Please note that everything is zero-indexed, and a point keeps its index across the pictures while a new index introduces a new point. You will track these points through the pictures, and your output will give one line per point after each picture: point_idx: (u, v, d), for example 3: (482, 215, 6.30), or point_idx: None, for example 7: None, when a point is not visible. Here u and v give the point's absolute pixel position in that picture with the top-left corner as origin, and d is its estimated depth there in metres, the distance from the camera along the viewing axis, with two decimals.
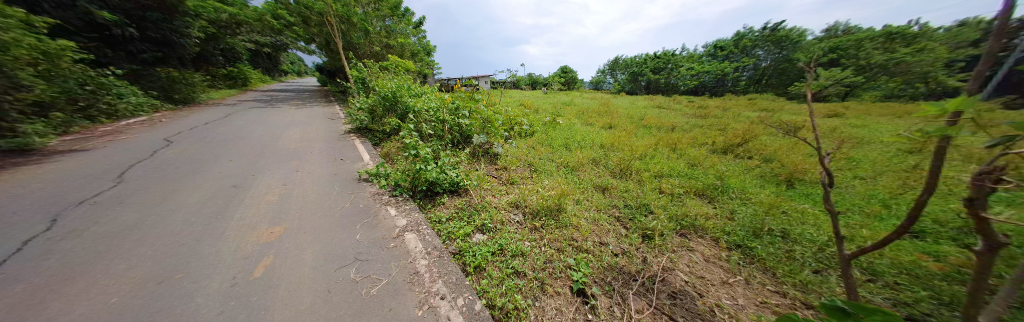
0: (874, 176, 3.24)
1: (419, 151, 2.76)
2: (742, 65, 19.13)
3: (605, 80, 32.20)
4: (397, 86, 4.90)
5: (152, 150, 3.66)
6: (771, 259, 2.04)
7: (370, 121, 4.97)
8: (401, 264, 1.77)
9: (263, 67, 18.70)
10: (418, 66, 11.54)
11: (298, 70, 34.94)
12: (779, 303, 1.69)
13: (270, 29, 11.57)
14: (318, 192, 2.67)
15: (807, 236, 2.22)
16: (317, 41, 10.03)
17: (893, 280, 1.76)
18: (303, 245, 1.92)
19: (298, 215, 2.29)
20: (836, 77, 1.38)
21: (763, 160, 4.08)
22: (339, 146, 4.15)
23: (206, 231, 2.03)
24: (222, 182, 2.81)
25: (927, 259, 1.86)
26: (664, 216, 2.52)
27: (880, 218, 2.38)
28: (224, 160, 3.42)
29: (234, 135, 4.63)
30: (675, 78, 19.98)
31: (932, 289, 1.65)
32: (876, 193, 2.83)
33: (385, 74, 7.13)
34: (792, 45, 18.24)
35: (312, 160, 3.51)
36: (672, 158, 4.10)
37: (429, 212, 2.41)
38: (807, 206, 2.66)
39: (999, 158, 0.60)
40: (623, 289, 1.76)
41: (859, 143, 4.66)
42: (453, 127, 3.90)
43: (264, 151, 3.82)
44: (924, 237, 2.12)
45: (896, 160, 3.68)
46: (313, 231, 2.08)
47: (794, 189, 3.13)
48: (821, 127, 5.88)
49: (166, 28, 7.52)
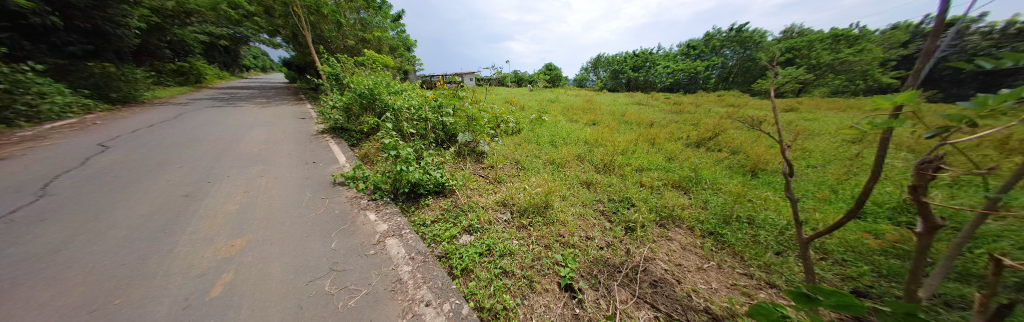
0: (824, 164, 3.62)
1: (400, 151, 2.60)
2: (712, 63, 20.44)
3: (587, 78, 33.02)
4: (375, 83, 4.63)
5: (84, 158, 3.19)
6: (739, 244, 2.20)
7: (345, 120, 4.70)
8: (381, 272, 1.69)
9: (221, 62, 16.97)
10: (398, 62, 11.08)
11: (263, 66, 31.78)
12: (746, 285, 1.85)
13: (227, 21, 10.49)
14: (287, 200, 2.45)
15: (769, 221, 2.42)
16: (282, 34, 9.25)
17: (841, 257, 1.97)
18: (271, 257, 1.77)
19: (263, 225, 2.10)
20: (792, 76, 1.51)
21: (730, 152, 4.41)
22: (311, 148, 3.85)
23: (153, 248, 1.80)
24: (172, 191, 2.51)
25: (869, 237, 2.11)
26: (645, 208, 2.63)
27: (829, 202, 2.66)
28: (174, 167, 3.06)
29: (186, 138, 4.15)
30: (652, 76, 20.92)
31: (873, 263, 1.88)
32: (826, 179, 3.16)
33: (361, 70, 6.75)
34: (754, 45, 19.77)
35: (280, 164, 3.23)
36: (652, 152, 4.29)
37: (413, 215, 2.32)
38: (769, 194, 2.90)
39: (935, 149, 0.66)
40: (608, 281, 1.81)
41: (812, 134, 5.16)
42: (436, 126, 3.81)
43: (222, 155, 3.46)
44: (867, 217, 2.40)
45: (840, 150, 4.13)
46: (283, 241, 1.93)
47: (758, 178, 3.41)
48: (780, 120, 6.43)
49: (98, 17, 6.62)
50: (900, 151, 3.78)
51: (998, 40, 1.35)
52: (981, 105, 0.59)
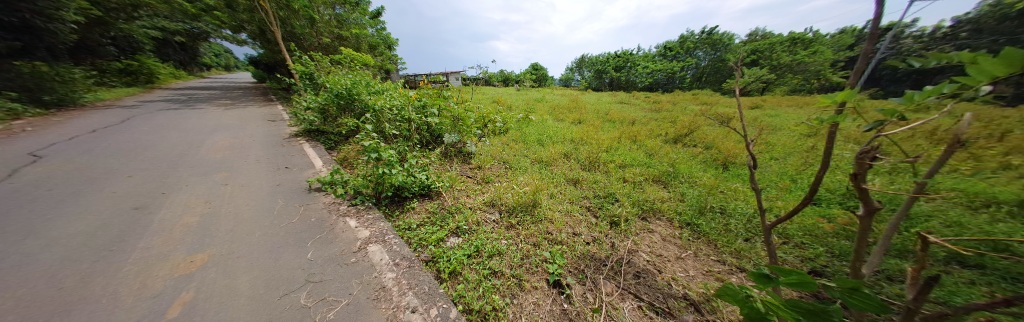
0: (785, 156, 3.95)
1: (381, 154, 2.48)
2: (687, 64, 21.61)
3: (572, 78, 33.61)
4: (353, 83, 4.41)
5: (9, 169, 2.79)
6: (713, 233, 2.35)
7: (321, 122, 4.44)
8: (363, 281, 1.62)
9: (176, 59, 15.40)
10: (378, 61, 10.68)
11: (226, 64, 29.12)
12: (720, 270, 1.98)
13: (183, 15, 9.55)
14: (255, 209, 2.28)
15: (738, 210, 2.60)
16: (248, 29, 8.58)
17: (800, 240, 2.15)
18: (238, 271, 1.64)
19: (228, 236, 1.94)
20: (757, 75, 1.61)
21: (704, 147, 4.69)
22: (283, 153, 3.60)
23: (95, 269, 1.61)
24: (120, 204, 2.25)
25: (824, 221, 2.32)
26: (628, 203, 2.72)
27: (789, 190, 2.90)
28: (121, 176, 2.74)
29: (136, 144, 3.73)
30: (633, 75, 21.71)
31: (827, 245, 2.08)
32: (787, 170, 3.45)
33: (338, 69, 6.42)
34: (724, 47, 21.17)
35: (247, 171, 2.99)
36: (633, 149, 4.46)
37: (398, 220, 2.24)
38: (738, 185, 3.12)
39: (873, 140, 0.73)
40: (595, 275, 1.86)
41: (774, 129, 5.63)
42: (421, 127, 3.73)
43: (179, 162, 3.15)
44: (821, 203, 2.65)
45: (798, 143, 4.54)
46: (252, 253, 1.79)
47: (728, 171, 3.66)
48: (747, 117, 6.94)
49: (23, 10, 5.83)
50: (847, 143, 4.22)
51: (928, 43, 1.53)
52: (910, 100, 0.66)
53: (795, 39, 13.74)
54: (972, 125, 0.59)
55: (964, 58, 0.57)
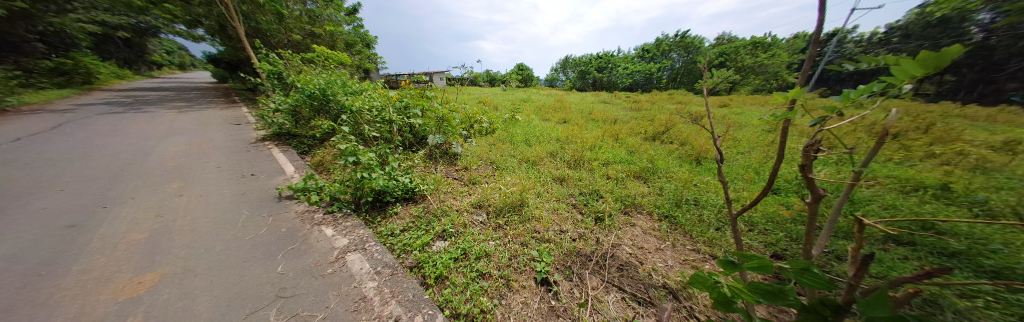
0: (750, 151, 4.29)
1: (360, 157, 2.37)
2: (663, 65, 22.77)
3: (557, 78, 34.14)
4: (328, 82, 4.16)
5: None
6: (688, 223, 2.49)
7: (293, 125, 4.15)
8: (341, 292, 1.54)
9: (121, 58, 13.75)
10: (356, 60, 10.20)
11: (181, 63, 26.44)
12: (695, 259, 2.11)
13: (126, 8, 8.56)
14: (215, 221, 2.08)
15: (710, 201, 2.79)
16: (205, 25, 7.84)
17: (764, 227, 2.34)
18: (196, 291, 1.50)
19: (184, 253, 1.76)
20: (724, 75, 1.72)
21: (680, 143, 4.97)
22: (248, 159, 3.32)
23: (18, 299, 1.40)
24: (50, 222, 1.98)
25: (783, 208, 2.55)
26: (611, 199, 2.82)
27: (754, 182, 3.15)
28: (51, 190, 2.40)
29: (70, 153, 3.28)
30: (614, 76, 22.51)
31: (786, 230, 2.29)
32: (752, 163, 3.74)
33: (311, 68, 6.05)
34: (696, 50, 22.53)
35: (206, 179, 2.73)
36: (616, 147, 4.62)
37: (380, 226, 2.16)
38: (710, 179, 3.34)
39: (818, 134, 0.80)
40: (581, 270, 1.91)
41: (740, 126, 6.08)
42: (403, 128, 3.61)
43: (123, 173, 2.80)
44: (781, 192, 2.91)
45: (761, 138, 4.94)
46: (213, 270, 1.64)
47: (701, 165, 3.91)
48: (717, 115, 7.45)
49: None
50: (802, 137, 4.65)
51: (867, 47, 1.72)
52: (847, 98, 0.74)
53: (757, 43, 14.95)
54: (895, 120, 0.67)
55: (889, 60, 0.65)
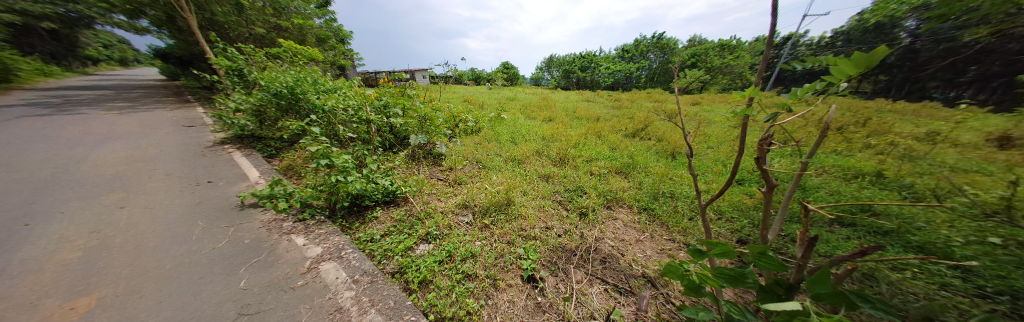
0: (718, 145, 4.61)
1: (334, 160, 2.24)
2: (642, 65, 23.76)
3: (542, 77, 34.41)
4: (296, 80, 3.86)
5: None
6: (665, 215, 2.63)
7: (258, 126, 3.84)
8: (314, 305, 1.44)
9: (45, 52, 11.93)
10: (329, 56, 9.60)
11: (123, 58, 23.51)
12: (671, 248, 2.23)
13: None
14: (166, 235, 1.88)
15: (684, 193, 2.97)
16: (150, 15, 6.99)
17: (730, 215, 2.53)
18: (141, 315, 1.34)
19: (127, 272, 1.57)
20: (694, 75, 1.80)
21: (657, 139, 5.23)
22: (204, 164, 3.02)
23: None
24: None
25: (747, 197, 2.77)
26: (594, 194, 2.90)
27: (722, 174, 3.39)
28: None
29: None
30: (597, 75, 23.11)
31: (749, 217, 2.48)
32: (721, 156, 4.02)
33: (278, 64, 5.60)
34: (671, 51, 23.73)
35: (153, 189, 2.44)
36: (599, 144, 4.75)
37: (358, 232, 2.06)
38: (684, 172, 3.54)
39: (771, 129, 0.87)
40: (566, 265, 1.95)
41: (710, 122, 6.50)
42: (382, 128, 3.46)
43: (48, 183, 2.44)
44: (745, 183, 3.15)
45: (728, 133, 5.33)
46: (164, 289, 1.48)
47: (677, 160, 4.14)
48: (690, 112, 7.91)
49: None
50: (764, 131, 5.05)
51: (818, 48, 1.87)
52: (796, 95, 0.80)
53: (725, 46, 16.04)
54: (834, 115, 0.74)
55: (830, 62, 0.71)
